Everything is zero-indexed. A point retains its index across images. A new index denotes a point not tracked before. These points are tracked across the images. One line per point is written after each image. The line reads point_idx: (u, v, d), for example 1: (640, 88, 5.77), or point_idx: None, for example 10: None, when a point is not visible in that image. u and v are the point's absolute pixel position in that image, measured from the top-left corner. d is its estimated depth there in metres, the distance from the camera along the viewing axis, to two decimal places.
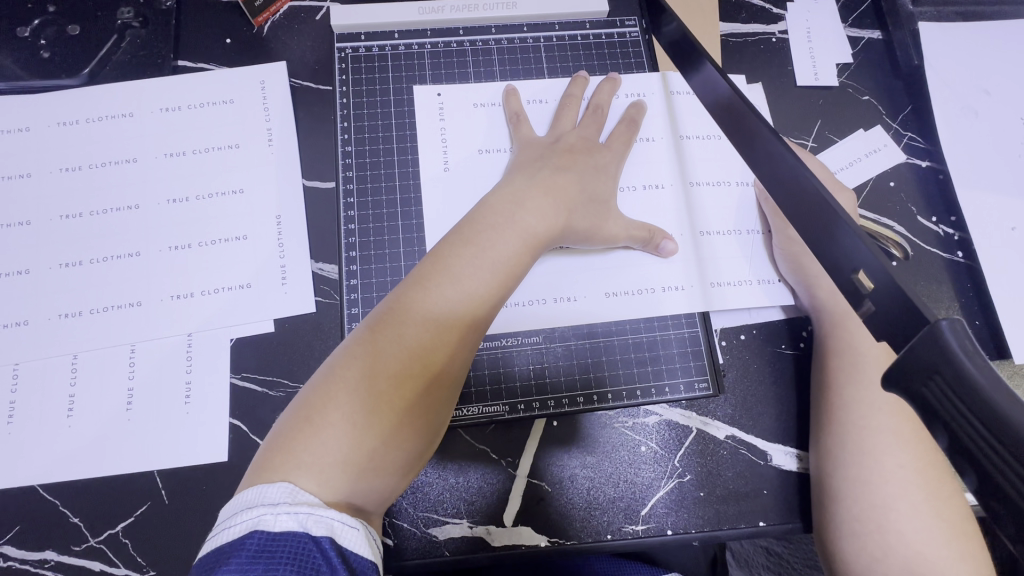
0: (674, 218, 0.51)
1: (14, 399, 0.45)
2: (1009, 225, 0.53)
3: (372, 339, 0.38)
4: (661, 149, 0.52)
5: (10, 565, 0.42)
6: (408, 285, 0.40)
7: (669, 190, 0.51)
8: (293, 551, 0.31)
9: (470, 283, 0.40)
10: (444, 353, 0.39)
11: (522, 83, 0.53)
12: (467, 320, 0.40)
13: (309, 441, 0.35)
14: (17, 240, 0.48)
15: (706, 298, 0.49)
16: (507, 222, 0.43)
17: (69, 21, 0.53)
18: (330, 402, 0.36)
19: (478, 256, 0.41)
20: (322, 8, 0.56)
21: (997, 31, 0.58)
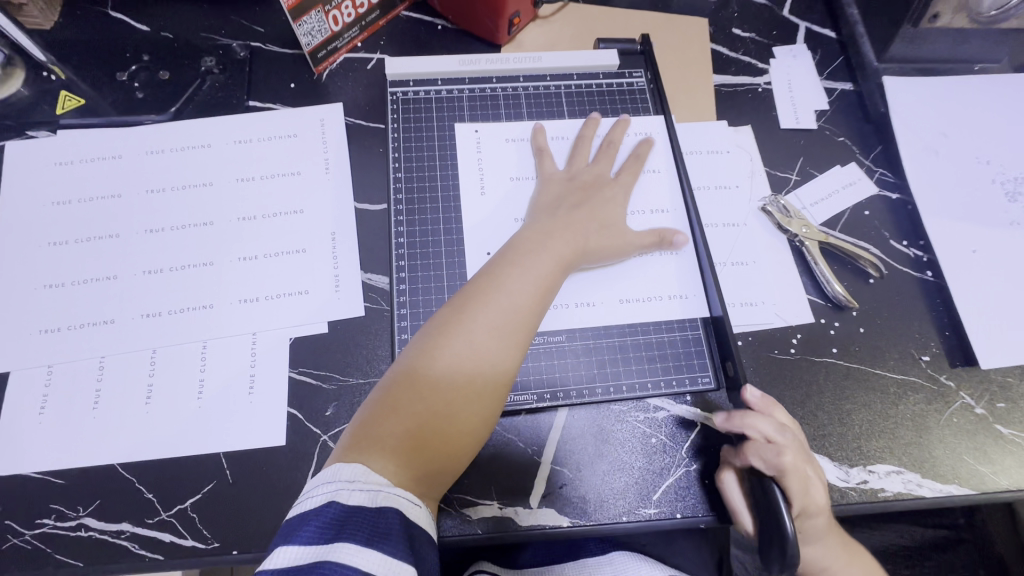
0: (680, 234, 0.58)
1: (98, 388, 0.51)
2: (970, 248, 0.61)
3: (439, 342, 0.46)
4: (667, 177, 0.61)
5: (90, 535, 0.47)
6: (468, 298, 0.48)
7: (677, 210, 0.59)
8: (363, 518, 0.37)
9: (520, 295, 0.48)
10: (496, 354, 0.46)
11: (545, 121, 0.62)
12: (518, 323, 0.48)
13: (390, 425, 0.43)
14: (108, 250, 0.55)
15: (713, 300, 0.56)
16: (545, 245, 0.51)
17: (160, 68, 0.62)
18: (406, 399, 0.44)
19: (525, 273, 0.49)
20: (373, 60, 0.66)
21: (952, 83, 0.68)
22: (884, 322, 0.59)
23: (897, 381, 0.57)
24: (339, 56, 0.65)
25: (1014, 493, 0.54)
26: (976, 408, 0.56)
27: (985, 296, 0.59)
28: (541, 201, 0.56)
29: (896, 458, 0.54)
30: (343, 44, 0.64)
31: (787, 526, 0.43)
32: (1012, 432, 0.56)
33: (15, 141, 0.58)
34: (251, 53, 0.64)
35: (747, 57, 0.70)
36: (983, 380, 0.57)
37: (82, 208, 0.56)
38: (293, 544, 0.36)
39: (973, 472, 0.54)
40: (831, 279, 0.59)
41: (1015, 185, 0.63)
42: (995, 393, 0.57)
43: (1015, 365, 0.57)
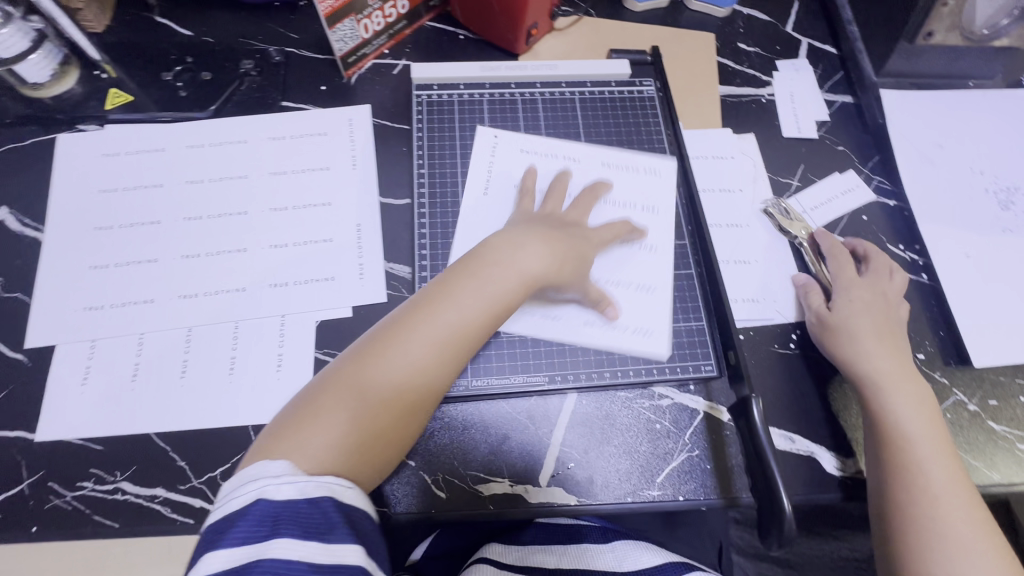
0: (631, 288, 0.59)
1: (137, 362, 0.54)
2: (964, 253, 0.64)
3: (378, 350, 0.46)
4: (636, 216, 0.62)
5: (126, 498, 0.50)
6: (415, 308, 0.48)
7: (642, 265, 0.60)
8: (294, 513, 0.39)
9: (467, 312, 0.48)
10: (431, 368, 0.47)
11: (555, 152, 0.65)
12: (457, 345, 0.48)
13: (319, 431, 0.43)
14: (149, 235, 0.59)
15: (647, 351, 0.57)
16: (503, 264, 0.51)
17: (202, 70, 0.67)
18: (338, 403, 0.44)
19: (475, 291, 0.49)
20: (400, 65, 0.70)
21: (947, 97, 0.71)
22: None
23: None
24: (368, 61, 0.69)
25: (1006, 486, 0.56)
26: (969, 404, 0.59)
27: (977, 298, 0.62)
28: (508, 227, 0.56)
29: None
30: (371, 50, 0.69)
31: (784, 505, 0.44)
32: (1004, 429, 0.58)
33: (67, 134, 0.63)
34: (286, 57, 0.69)
35: (752, 69, 0.74)
36: (976, 378, 0.60)
37: (126, 196, 0.60)
38: (226, 545, 0.37)
39: (966, 465, 0.56)
40: (818, 266, 0.62)
41: (1008, 194, 0.66)
42: (987, 391, 0.59)
43: (1006, 364, 0.59)
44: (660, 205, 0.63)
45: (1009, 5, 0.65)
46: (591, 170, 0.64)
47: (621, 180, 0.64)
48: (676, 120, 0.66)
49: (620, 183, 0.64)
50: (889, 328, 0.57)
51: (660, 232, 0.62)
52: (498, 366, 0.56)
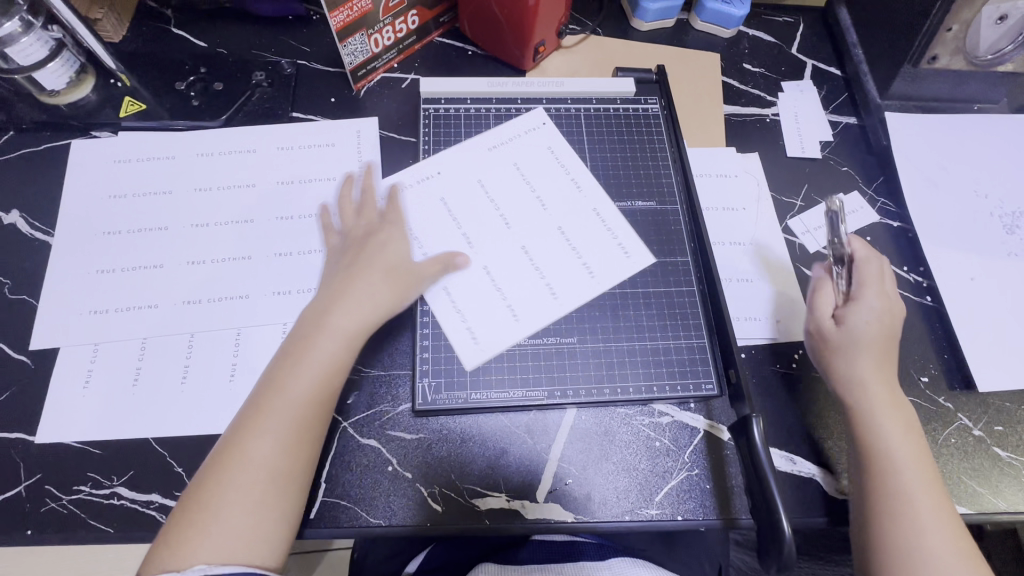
0: (491, 286, 0.59)
1: (139, 367, 0.54)
2: (969, 276, 0.63)
3: (244, 434, 0.46)
4: (553, 245, 0.61)
5: (122, 503, 0.50)
6: (276, 378, 0.48)
7: (528, 294, 0.58)
8: None
9: (297, 373, 0.48)
10: (302, 427, 0.47)
11: (534, 185, 0.64)
12: (310, 417, 0.48)
13: (192, 534, 0.42)
14: (156, 240, 0.60)
15: (457, 349, 0.56)
16: (312, 325, 0.51)
17: (214, 80, 0.68)
18: (218, 495, 0.44)
19: (293, 364, 0.49)
20: (408, 79, 0.71)
21: (952, 121, 0.72)
22: None
23: None
24: (377, 75, 0.71)
25: (1012, 515, 0.55)
26: (975, 429, 0.58)
27: (982, 321, 0.61)
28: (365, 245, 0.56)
29: None
30: (381, 64, 0.70)
31: (783, 526, 0.44)
32: (1010, 455, 0.57)
33: (81, 140, 0.64)
34: (296, 69, 0.70)
35: (756, 90, 0.75)
36: (981, 403, 0.59)
37: (135, 202, 0.61)
38: None
39: (972, 492, 0.55)
40: (841, 280, 0.58)
41: (1013, 218, 0.66)
42: (993, 416, 0.59)
43: (1013, 389, 0.59)
44: (579, 261, 0.60)
45: (1012, 32, 0.66)
46: (560, 206, 0.63)
47: (584, 225, 0.62)
48: (681, 139, 0.67)
49: (585, 234, 0.62)
50: (892, 340, 0.54)
51: (555, 273, 0.60)
52: (497, 379, 0.55)
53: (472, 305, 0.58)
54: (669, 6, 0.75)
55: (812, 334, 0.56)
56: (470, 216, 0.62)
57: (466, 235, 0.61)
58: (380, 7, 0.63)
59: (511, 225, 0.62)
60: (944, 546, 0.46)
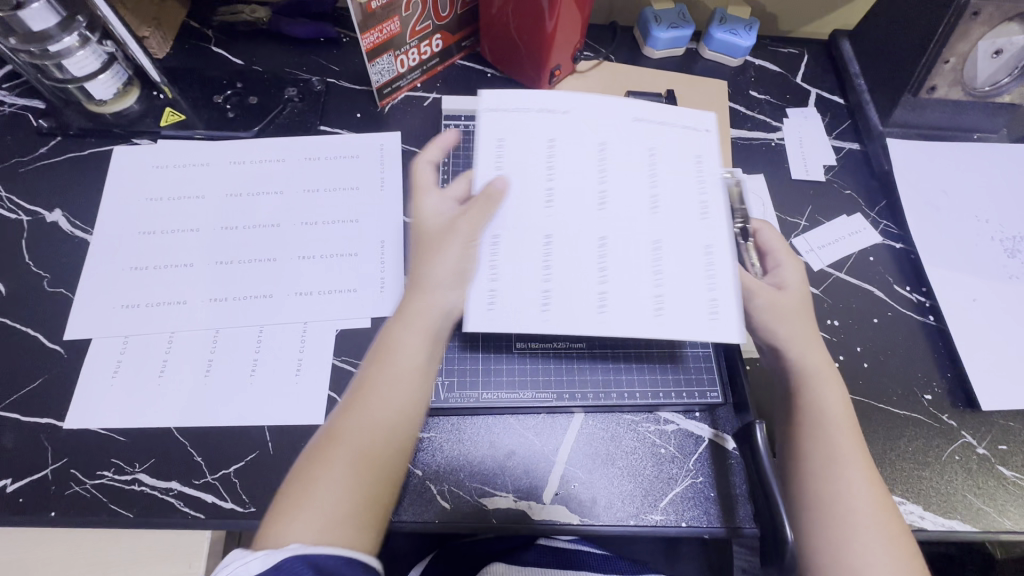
0: (541, 252, 0.52)
1: (166, 358, 0.57)
2: (971, 297, 0.65)
3: (342, 426, 0.45)
4: (638, 259, 0.52)
5: (142, 489, 0.52)
6: (371, 370, 0.47)
7: (577, 294, 0.51)
8: None
9: (394, 369, 0.47)
10: (397, 427, 0.46)
11: (658, 183, 0.56)
12: (402, 419, 0.46)
13: (286, 517, 0.41)
14: (187, 241, 0.63)
15: (469, 304, 0.50)
16: (409, 318, 0.49)
17: (249, 95, 0.73)
18: (314, 487, 0.42)
19: (392, 357, 0.47)
20: (430, 98, 0.75)
21: (953, 148, 0.74)
22: (887, 360, 0.63)
23: (901, 415, 0.60)
24: (401, 93, 0.75)
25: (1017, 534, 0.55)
26: (978, 447, 0.58)
27: (985, 341, 0.62)
28: (427, 229, 0.52)
29: (899, 488, 0.56)
30: (405, 83, 0.74)
31: (788, 535, 0.47)
32: (1014, 474, 0.57)
33: (122, 147, 0.68)
34: (326, 87, 0.75)
35: (762, 115, 0.78)
36: (984, 422, 0.60)
37: (170, 204, 0.65)
38: None
39: (976, 510, 0.55)
40: (754, 261, 0.58)
41: (1014, 242, 0.68)
42: (996, 435, 0.59)
43: (1015, 409, 0.59)
44: (653, 289, 0.51)
45: (1009, 64, 0.69)
46: (668, 215, 0.54)
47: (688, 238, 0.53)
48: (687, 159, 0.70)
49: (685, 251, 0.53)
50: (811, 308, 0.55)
51: (617, 283, 0.51)
52: (508, 381, 0.57)
53: (512, 275, 0.51)
54: (678, 35, 0.79)
55: (753, 306, 0.54)
56: (569, 173, 0.56)
57: (550, 191, 0.55)
58: (407, 31, 0.68)
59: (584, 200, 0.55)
60: (858, 495, 0.46)
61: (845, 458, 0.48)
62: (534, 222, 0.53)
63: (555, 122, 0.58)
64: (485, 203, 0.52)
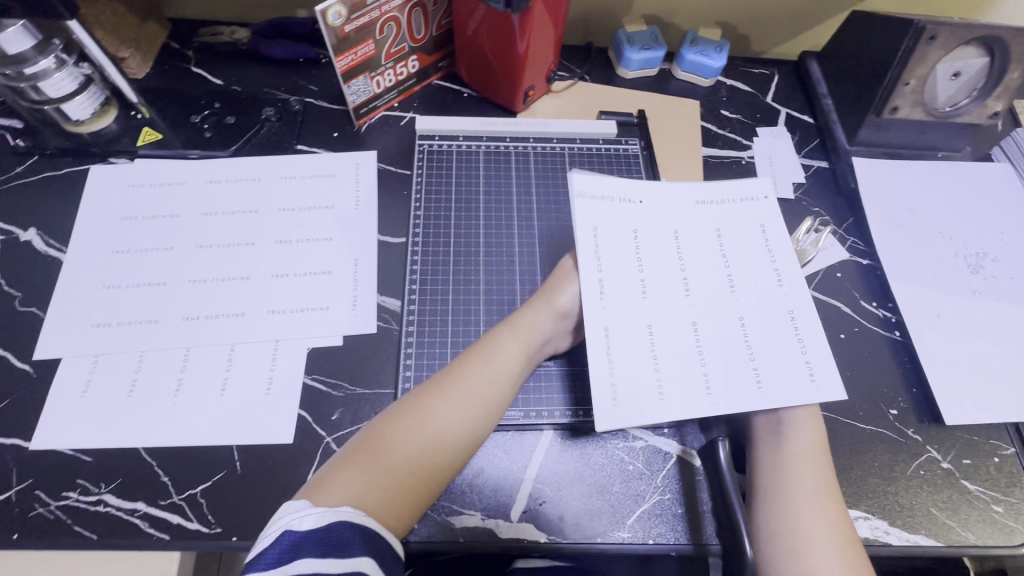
0: (647, 346, 0.52)
1: (136, 378, 0.57)
2: (935, 312, 0.66)
3: (429, 401, 0.49)
4: (681, 343, 0.53)
5: (107, 510, 0.52)
6: (463, 361, 0.53)
7: (639, 378, 0.51)
8: (315, 541, 0.40)
9: (491, 371, 0.52)
10: (474, 423, 0.50)
11: (731, 261, 0.57)
12: (485, 414, 0.50)
13: (355, 469, 0.45)
14: (161, 260, 0.63)
15: (596, 403, 0.49)
16: (506, 331, 0.56)
17: (227, 114, 0.73)
18: (388, 447, 0.46)
19: (489, 357, 0.53)
20: (407, 117, 0.76)
21: (917, 166, 0.76)
22: (852, 375, 0.64)
23: (866, 431, 0.60)
24: (378, 113, 0.76)
25: (981, 549, 0.55)
26: (943, 462, 0.59)
27: (949, 356, 0.63)
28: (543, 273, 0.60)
29: (864, 503, 0.57)
30: (381, 103, 0.75)
31: None
32: (978, 489, 0.58)
33: (99, 166, 0.69)
34: (304, 106, 0.76)
35: (733, 134, 0.80)
36: (948, 437, 0.61)
37: (145, 223, 0.65)
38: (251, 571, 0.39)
39: (940, 525, 0.56)
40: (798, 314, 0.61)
41: (978, 258, 0.69)
42: (961, 450, 0.60)
43: (978, 423, 0.60)
44: (704, 368, 0.52)
45: (968, 86, 0.72)
46: (719, 312, 0.54)
47: (728, 337, 0.53)
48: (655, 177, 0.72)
49: (732, 350, 0.52)
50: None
51: (673, 375, 0.51)
52: None
53: (624, 364, 0.51)
54: (650, 56, 0.81)
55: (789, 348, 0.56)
56: (657, 259, 0.57)
57: (644, 284, 0.55)
58: (382, 53, 0.69)
59: (655, 295, 0.55)
60: (822, 535, 0.46)
61: (814, 497, 0.49)
62: (634, 314, 0.54)
63: (633, 214, 0.59)
64: (590, 309, 0.53)
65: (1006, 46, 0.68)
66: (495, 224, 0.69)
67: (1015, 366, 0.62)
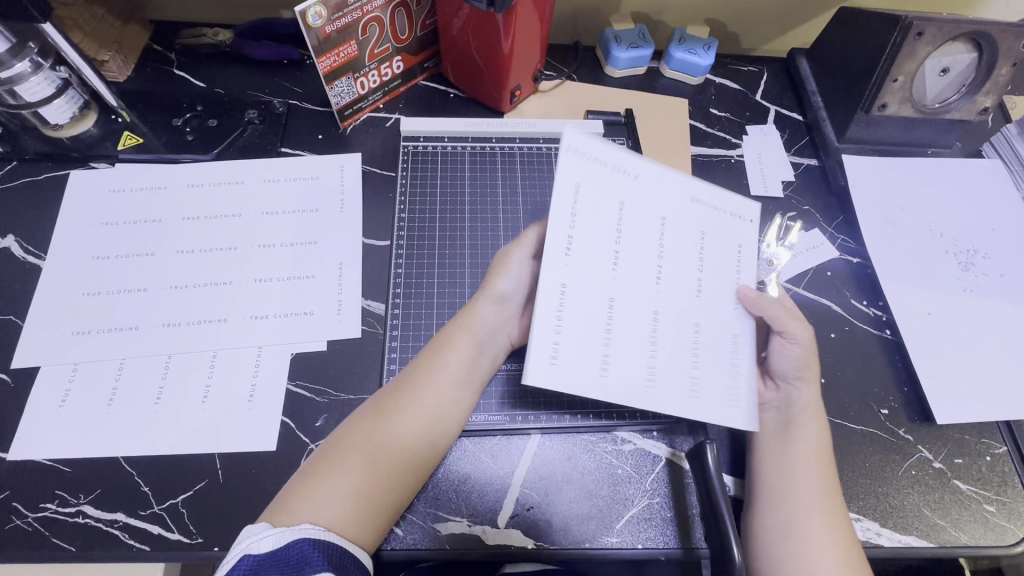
0: (602, 320, 0.47)
1: (115, 386, 0.56)
2: (926, 310, 0.66)
3: (383, 412, 0.49)
4: (637, 327, 0.48)
5: (86, 521, 0.51)
6: (417, 365, 0.53)
7: (585, 352, 0.46)
8: (274, 562, 0.40)
9: (444, 371, 0.52)
10: (428, 429, 0.50)
11: (707, 266, 0.51)
12: (440, 418, 0.50)
13: (312, 486, 0.45)
14: (142, 265, 0.62)
15: (530, 359, 0.45)
16: (460, 328, 0.55)
17: (210, 117, 0.73)
18: (342, 463, 0.47)
19: (443, 357, 0.53)
20: (392, 118, 0.76)
21: (907, 163, 0.76)
22: (844, 374, 0.63)
23: (857, 431, 0.60)
24: (363, 114, 0.75)
25: (973, 550, 0.55)
26: (935, 462, 0.59)
27: (941, 355, 0.63)
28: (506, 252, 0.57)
29: (856, 504, 0.56)
30: (366, 105, 0.75)
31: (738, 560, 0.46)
32: (971, 489, 0.58)
33: (79, 171, 0.68)
34: (288, 109, 0.75)
35: (722, 132, 0.79)
36: (940, 436, 0.60)
37: (126, 228, 0.64)
38: None
39: (933, 525, 0.55)
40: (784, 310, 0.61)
41: (968, 256, 0.69)
42: (953, 449, 0.60)
43: (969, 422, 0.60)
44: (649, 361, 0.48)
45: (956, 82, 0.72)
46: (679, 305, 0.50)
47: (680, 331, 0.49)
48: None
49: (680, 341, 0.49)
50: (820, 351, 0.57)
51: (622, 353, 0.47)
52: None
53: (574, 343, 0.46)
54: (638, 55, 0.80)
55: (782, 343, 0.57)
56: (639, 232, 0.48)
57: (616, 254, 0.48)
58: (365, 54, 0.68)
59: (623, 268, 0.48)
60: (815, 539, 0.47)
61: (814, 501, 0.49)
62: (598, 283, 0.47)
63: (627, 186, 0.48)
64: (549, 261, 0.46)
65: (995, 43, 0.67)
66: (481, 226, 0.68)
67: (1006, 363, 0.62)
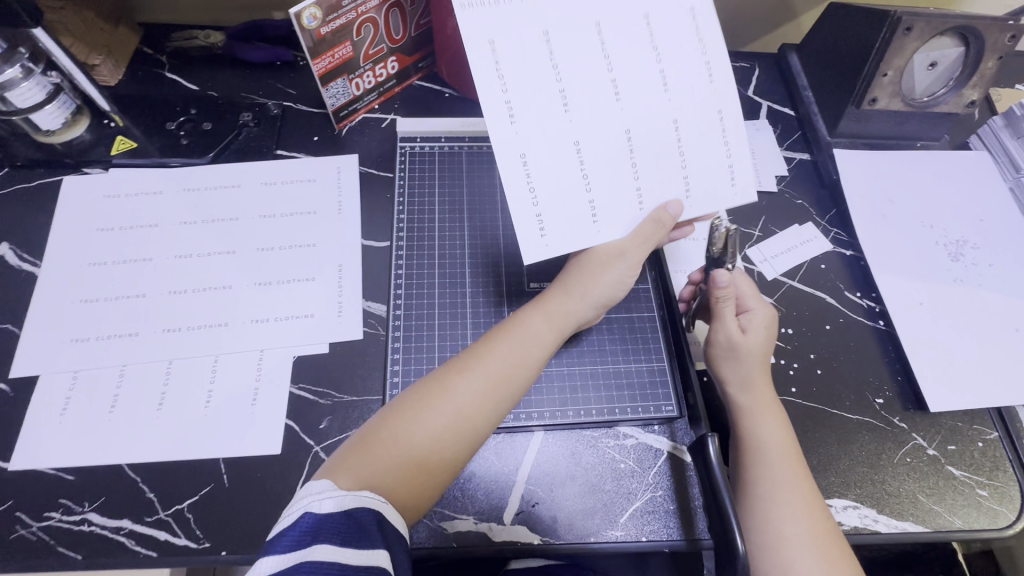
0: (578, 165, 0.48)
1: (117, 393, 0.56)
2: (917, 300, 0.67)
3: (451, 382, 0.48)
4: (616, 165, 0.49)
5: (91, 530, 0.51)
6: (493, 338, 0.52)
7: (565, 204, 0.48)
8: (335, 525, 0.39)
9: (520, 345, 0.51)
10: (495, 404, 0.49)
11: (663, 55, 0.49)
12: (508, 390, 0.49)
13: (369, 451, 0.44)
14: (140, 271, 0.62)
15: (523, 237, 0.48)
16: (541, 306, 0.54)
17: (204, 121, 0.72)
18: (404, 428, 0.46)
19: (520, 333, 0.52)
20: (387, 119, 0.76)
21: (896, 155, 0.77)
22: (840, 364, 0.64)
23: (852, 419, 0.61)
24: (358, 115, 0.75)
25: (967, 533, 0.56)
26: (928, 448, 0.60)
27: (933, 344, 0.64)
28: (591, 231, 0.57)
29: (853, 492, 0.57)
30: (361, 106, 0.74)
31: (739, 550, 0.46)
32: (963, 474, 0.59)
33: (73, 177, 0.67)
34: (283, 111, 0.75)
35: None
36: (933, 424, 0.61)
37: (122, 234, 0.64)
38: (269, 556, 0.37)
39: (927, 510, 0.57)
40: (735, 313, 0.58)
41: (958, 247, 0.70)
42: (946, 436, 0.61)
43: (961, 409, 0.61)
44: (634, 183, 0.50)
45: (944, 76, 0.74)
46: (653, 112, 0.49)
47: (657, 142, 0.49)
48: None
49: (659, 155, 0.50)
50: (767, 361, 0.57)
51: (604, 194, 0.49)
52: None
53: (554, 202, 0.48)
54: None
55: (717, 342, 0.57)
56: (577, 64, 0.47)
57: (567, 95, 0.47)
58: (360, 55, 0.68)
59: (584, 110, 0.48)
60: (794, 526, 0.49)
61: (788, 489, 0.50)
62: (558, 133, 0.47)
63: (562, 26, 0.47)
64: (498, 133, 0.46)
65: (982, 36, 0.68)
66: (479, 225, 0.68)
67: (996, 350, 0.63)
